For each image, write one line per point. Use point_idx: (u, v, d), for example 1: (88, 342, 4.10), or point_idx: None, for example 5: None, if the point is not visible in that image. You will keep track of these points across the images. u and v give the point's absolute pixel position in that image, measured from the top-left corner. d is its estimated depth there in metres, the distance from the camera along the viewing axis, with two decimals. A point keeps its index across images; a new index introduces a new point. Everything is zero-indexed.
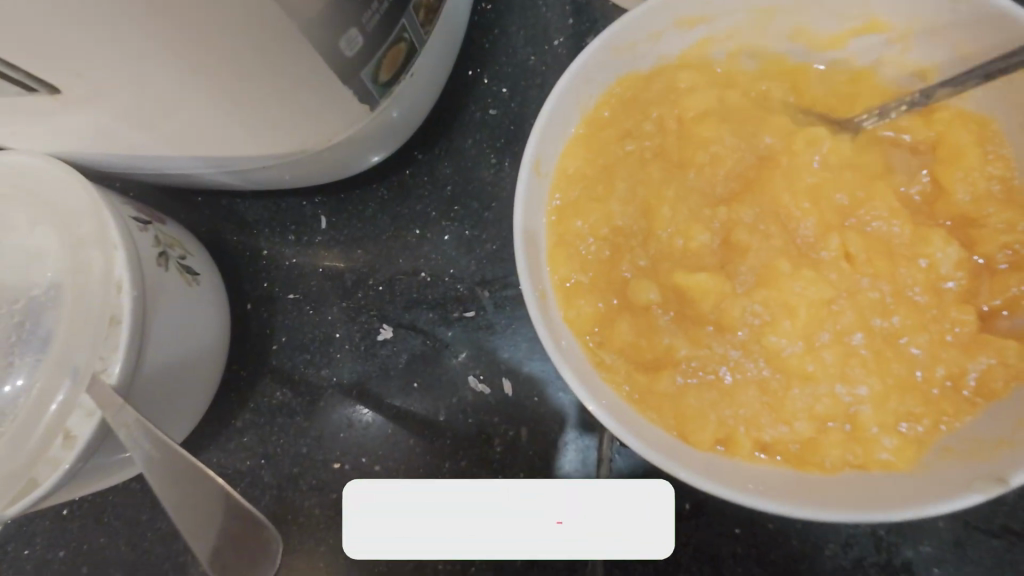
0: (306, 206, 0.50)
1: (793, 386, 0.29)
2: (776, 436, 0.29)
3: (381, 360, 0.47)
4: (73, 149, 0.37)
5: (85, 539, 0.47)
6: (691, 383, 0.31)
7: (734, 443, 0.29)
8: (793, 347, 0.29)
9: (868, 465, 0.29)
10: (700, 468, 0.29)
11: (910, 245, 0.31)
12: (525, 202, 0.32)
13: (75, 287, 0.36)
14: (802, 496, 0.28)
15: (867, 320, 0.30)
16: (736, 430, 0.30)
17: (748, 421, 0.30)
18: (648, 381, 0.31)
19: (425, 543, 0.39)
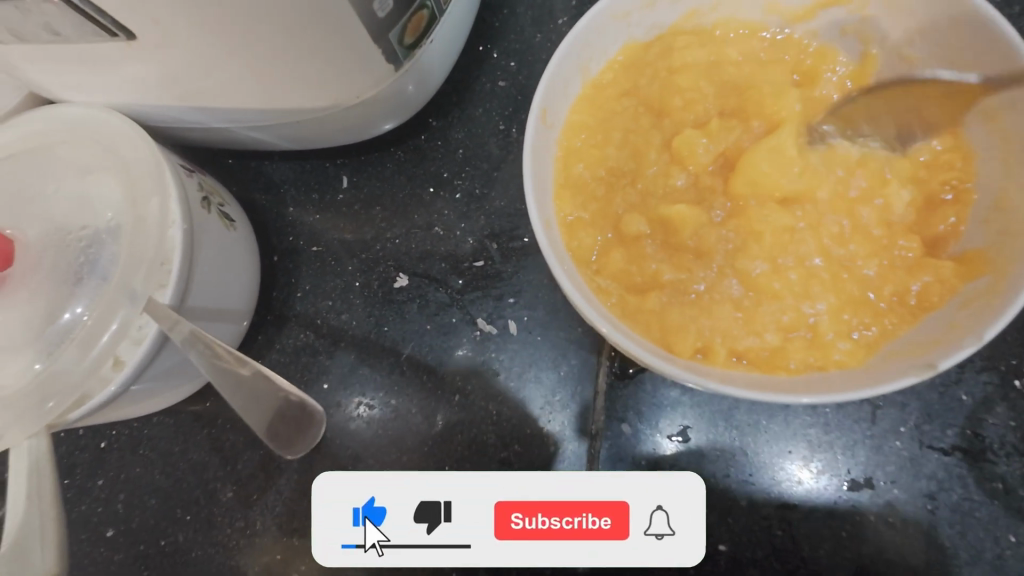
0: (329, 168, 0.55)
1: (763, 302, 0.34)
2: (748, 342, 0.34)
3: (397, 305, 0.51)
4: (134, 100, 0.42)
5: (122, 469, 0.51)
6: (674, 301, 0.35)
7: (712, 349, 0.34)
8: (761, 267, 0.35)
9: (826, 366, 0.34)
10: (685, 363, 0.33)
11: (861, 186, 0.36)
12: (535, 144, 0.37)
13: (134, 223, 0.40)
14: (770, 388, 0.32)
15: (826, 247, 0.35)
16: (714, 340, 0.34)
17: (723, 330, 0.34)
18: (638, 301, 0.36)
19: (409, 536, 0.41)
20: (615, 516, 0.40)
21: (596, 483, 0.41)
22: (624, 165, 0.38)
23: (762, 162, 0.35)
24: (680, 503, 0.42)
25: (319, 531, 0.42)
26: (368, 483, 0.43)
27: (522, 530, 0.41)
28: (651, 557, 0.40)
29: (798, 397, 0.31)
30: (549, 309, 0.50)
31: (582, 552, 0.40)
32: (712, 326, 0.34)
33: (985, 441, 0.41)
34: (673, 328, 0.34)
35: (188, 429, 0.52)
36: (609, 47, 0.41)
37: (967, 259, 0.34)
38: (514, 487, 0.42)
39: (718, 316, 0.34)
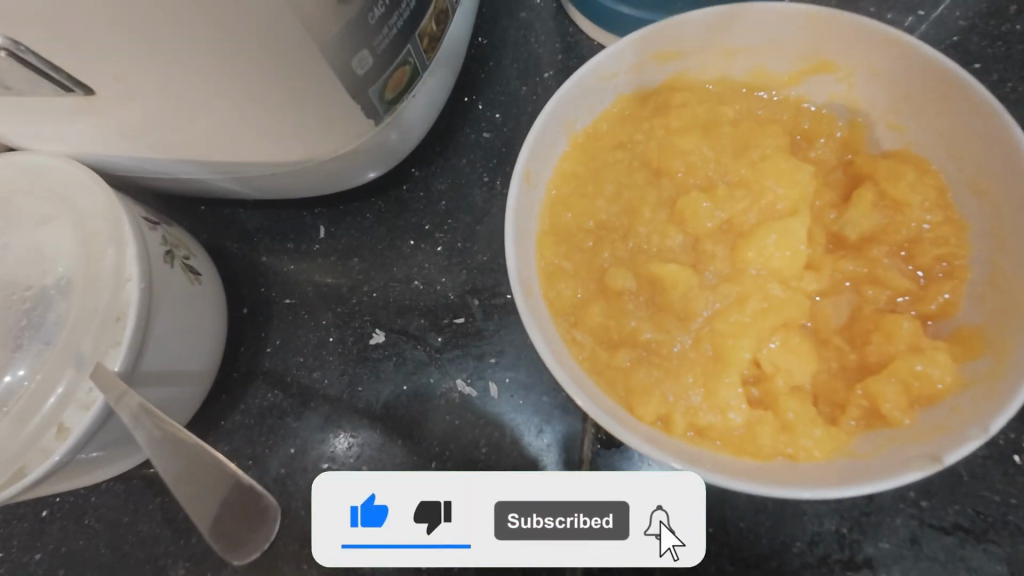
0: (307, 217, 0.53)
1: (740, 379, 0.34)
2: (741, 424, 0.33)
3: (373, 363, 0.49)
4: (96, 152, 0.40)
5: (63, 542, 0.47)
6: (648, 363, 0.35)
7: (707, 430, 0.33)
8: (744, 348, 0.33)
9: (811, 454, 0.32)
10: (676, 448, 0.32)
11: (841, 255, 0.36)
12: (518, 212, 0.36)
13: (85, 281, 0.37)
14: (757, 475, 0.31)
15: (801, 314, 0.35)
16: (689, 413, 0.33)
17: (713, 408, 0.33)
18: (607, 356, 0.35)
19: (406, 538, 0.38)
20: (618, 518, 0.37)
21: (596, 480, 0.38)
22: (613, 232, 0.37)
23: (768, 242, 0.35)
24: (680, 502, 0.38)
25: (315, 534, 0.39)
26: (366, 480, 0.39)
27: (518, 530, 0.38)
28: (649, 557, 0.38)
29: (789, 489, 0.30)
30: (533, 369, 0.47)
31: (582, 553, 0.38)
32: (703, 405, 0.33)
33: (988, 519, 0.39)
34: (637, 388, 0.34)
35: (139, 497, 0.48)
36: (596, 106, 0.40)
37: (962, 339, 0.33)
38: (514, 487, 0.38)
39: (722, 397, 0.33)
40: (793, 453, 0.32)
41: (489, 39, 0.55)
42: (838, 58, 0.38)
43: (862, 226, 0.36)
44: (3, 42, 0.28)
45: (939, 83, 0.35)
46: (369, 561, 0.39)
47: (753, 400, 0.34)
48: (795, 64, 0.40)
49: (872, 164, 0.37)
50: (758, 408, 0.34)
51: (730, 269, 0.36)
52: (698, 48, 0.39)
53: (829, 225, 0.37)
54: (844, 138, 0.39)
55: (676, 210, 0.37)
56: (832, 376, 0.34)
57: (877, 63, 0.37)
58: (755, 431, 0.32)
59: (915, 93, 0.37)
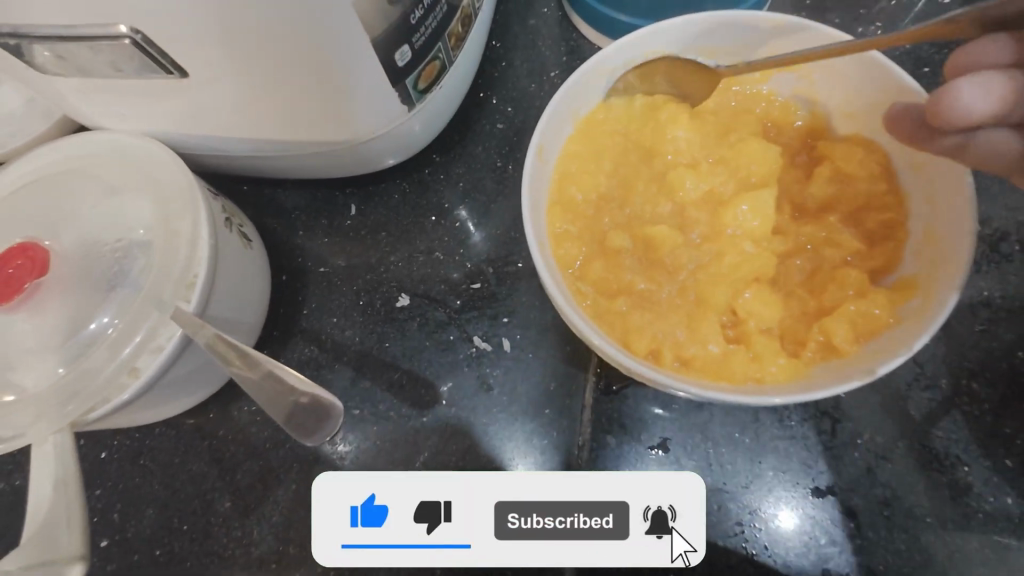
0: (339, 196, 0.60)
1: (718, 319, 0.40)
2: (719, 355, 0.39)
3: (399, 323, 0.55)
4: (170, 130, 0.46)
5: (120, 480, 0.53)
6: (639, 307, 0.41)
7: (691, 361, 0.39)
8: (720, 296, 0.40)
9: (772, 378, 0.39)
10: (664, 373, 0.38)
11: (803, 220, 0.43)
12: (532, 183, 0.42)
13: (165, 241, 0.44)
14: (732, 391, 0.37)
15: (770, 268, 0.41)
16: (675, 348, 0.40)
17: (695, 341, 0.40)
18: (608, 303, 0.41)
19: (408, 538, 0.43)
20: (617, 516, 0.43)
21: (597, 482, 0.44)
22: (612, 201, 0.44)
23: (742, 207, 0.42)
24: (680, 501, 0.44)
25: (316, 531, 0.44)
26: (368, 482, 0.44)
27: (520, 531, 0.43)
28: (648, 554, 0.43)
29: (757, 400, 0.36)
30: (540, 329, 0.54)
31: (583, 550, 0.43)
32: (687, 340, 0.40)
33: (933, 451, 0.46)
34: (634, 328, 0.40)
35: (189, 440, 0.53)
36: (598, 96, 0.47)
37: (901, 285, 0.40)
38: (512, 488, 0.44)
39: (704, 332, 0.39)
40: (761, 378, 0.38)
41: (502, 42, 0.63)
42: (801, 58, 0.46)
43: (820, 197, 0.43)
44: (128, 32, 0.35)
45: (882, 79, 0.43)
46: (368, 561, 0.44)
47: (729, 337, 0.41)
48: (765, 63, 0.47)
49: (829, 145, 0.44)
50: (733, 343, 0.40)
51: (710, 231, 0.42)
52: (684, 48, 0.46)
53: (793, 195, 0.44)
54: (807, 126, 0.47)
55: (666, 182, 0.43)
56: (795, 318, 0.41)
57: (832, 62, 0.45)
58: (730, 360, 0.39)
59: (864, 88, 0.44)
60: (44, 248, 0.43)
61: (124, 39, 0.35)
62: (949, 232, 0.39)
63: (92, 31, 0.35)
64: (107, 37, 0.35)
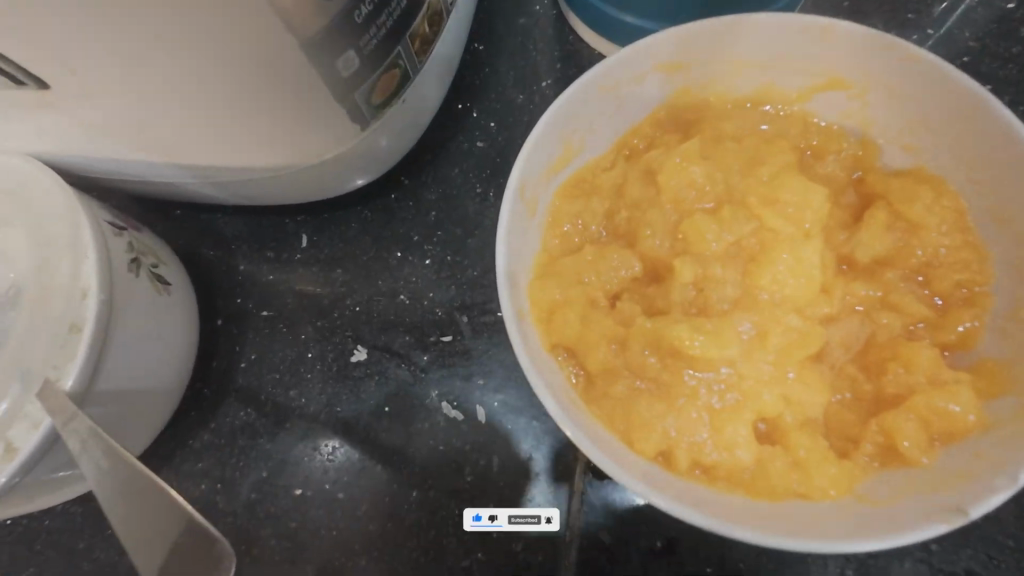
0: (289, 224, 0.50)
1: (746, 414, 0.31)
2: (750, 462, 0.31)
3: (353, 381, 0.46)
4: (58, 153, 0.37)
5: (11, 569, 0.44)
6: (642, 391, 0.33)
7: (714, 469, 0.31)
8: (749, 387, 0.32)
9: (811, 494, 0.30)
10: (679, 489, 0.30)
11: (855, 280, 0.34)
12: (507, 236, 0.34)
13: (40, 295, 0.35)
14: (768, 521, 0.29)
15: (812, 349, 0.32)
16: (687, 452, 0.31)
17: (719, 445, 0.31)
18: (605, 386, 0.33)
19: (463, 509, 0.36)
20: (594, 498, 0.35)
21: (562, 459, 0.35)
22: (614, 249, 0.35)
23: (780, 267, 0.33)
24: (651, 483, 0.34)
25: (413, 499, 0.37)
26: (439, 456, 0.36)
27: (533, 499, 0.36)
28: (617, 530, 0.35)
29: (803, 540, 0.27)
30: (523, 391, 0.45)
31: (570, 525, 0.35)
32: (709, 442, 0.31)
33: (1001, 565, 0.37)
34: (638, 423, 0.32)
35: (97, 522, 0.44)
36: (597, 119, 0.38)
37: (983, 372, 0.31)
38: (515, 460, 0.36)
39: (729, 434, 0.31)
40: (805, 492, 0.30)
41: (485, 44, 0.53)
42: (852, 75, 0.36)
43: (875, 250, 0.34)
44: None
45: (960, 102, 0.33)
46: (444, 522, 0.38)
47: (762, 434, 0.32)
48: (807, 80, 0.38)
49: (885, 183, 0.35)
50: (767, 443, 0.32)
51: (738, 293, 0.33)
52: (705, 60, 0.37)
53: (840, 248, 0.35)
54: (855, 156, 0.37)
55: (682, 231, 0.34)
56: (846, 408, 0.32)
57: (893, 81, 0.35)
58: (765, 470, 0.30)
59: (935, 112, 0.35)
60: None
61: None
62: None
63: None
64: None
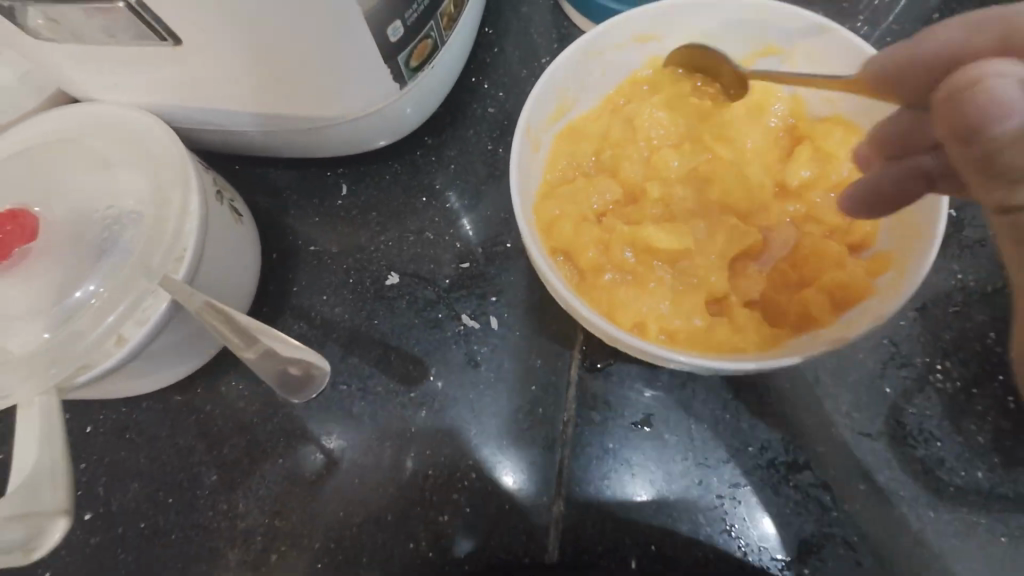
0: (331, 176, 0.60)
1: (701, 292, 0.41)
2: (703, 327, 0.40)
3: (388, 301, 0.55)
4: (164, 103, 0.47)
5: (106, 453, 0.53)
6: (622, 280, 0.43)
7: (677, 334, 0.40)
8: (702, 275, 0.42)
9: (749, 347, 0.40)
10: (650, 344, 0.39)
11: (785, 199, 0.45)
12: (519, 162, 0.44)
13: (154, 215, 0.44)
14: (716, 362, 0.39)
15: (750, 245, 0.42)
16: (656, 322, 0.41)
17: (681, 315, 0.41)
18: (595, 278, 0.43)
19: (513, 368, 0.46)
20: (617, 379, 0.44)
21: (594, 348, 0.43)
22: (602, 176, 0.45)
23: (726, 186, 0.43)
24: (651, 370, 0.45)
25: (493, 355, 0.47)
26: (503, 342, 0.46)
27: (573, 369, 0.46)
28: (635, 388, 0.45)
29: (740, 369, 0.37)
30: (528, 306, 0.54)
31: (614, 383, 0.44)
32: (673, 314, 0.41)
33: (906, 427, 0.47)
34: (620, 301, 0.41)
35: (177, 414, 0.53)
36: (587, 78, 0.48)
37: (877, 259, 0.42)
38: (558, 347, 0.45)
39: (688, 307, 0.41)
40: (745, 347, 0.40)
41: (495, 28, 0.63)
42: (783, 45, 0.47)
43: (800, 175, 0.44)
44: None
45: (860, 63, 0.44)
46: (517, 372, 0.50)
47: (713, 310, 0.42)
48: (749, 49, 0.48)
49: (809, 126, 0.46)
50: (716, 316, 0.41)
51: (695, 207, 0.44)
52: (672, 33, 0.48)
53: (774, 176, 0.45)
54: (789, 109, 0.48)
55: (654, 162, 0.45)
56: (777, 291, 0.42)
57: (813, 47, 0.46)
58: (715, 332, 0.40)
59: (845, 71, 0.45)
60: (34, 215, 0.44)
61: (118, 2, 0.36)
62: (920, 210, 0.41)
63: None
64: (103, 2, 0.36)
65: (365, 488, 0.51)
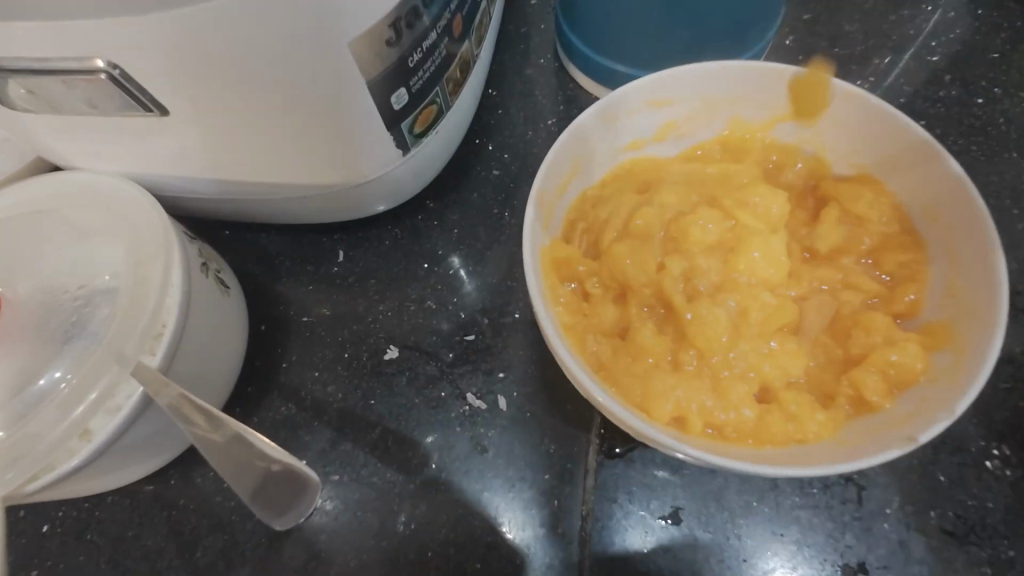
0: (326, 241, 0.57)
1: (734, 380, 0.37)
2: (754, 419, 0.37)
3: (385, 378, 0.51)
4: (148, 172, 0.44)
5: (62, 557, 0.46)
6: (653, 366, 0.38)
7: (724, 428, 0.37)
8: (744, 357, 0.38)
9: (806, 438, 0.36)
10: (700, 444, 0.36)
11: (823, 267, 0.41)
12: (532, 241, 0.41)
13: (131, 292, 0.40)
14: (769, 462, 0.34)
15: (782, 326, 0.39)
16: (691, 411, 0.37)
17: (725, 407, 0.37)
18: (627, 361, 0.39)
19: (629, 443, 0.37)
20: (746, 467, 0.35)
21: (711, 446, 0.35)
22: (626, 244, 0.41)
23: (754, 257, 0.40)
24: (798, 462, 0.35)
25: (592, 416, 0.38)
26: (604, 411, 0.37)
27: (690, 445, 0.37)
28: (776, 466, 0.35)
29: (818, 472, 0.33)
30: (539, 383, 0.50)
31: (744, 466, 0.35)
32: (716, 406, 0.37)
33: (967, 522, 0.42)
34: (653, 390, 0.37)
35: (145, 511, 0.48)
36: (599, 145, 0.46)
37: (931, 331, 0.38)
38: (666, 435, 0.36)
39: (734, 397, 0.37)
40: (801, 438, 0.36)
41: (499, 91, 0.62)
42: (805, 108, 0.45)
43: (830, 240, 0.41)
44: (105, 66, 0.33)
45: (886, 124, 0.42)
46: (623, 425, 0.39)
47: (758, 397, 0.38)
48: (769, 112, 0.46)
49: (835, 187, 0.43)
50: (764, 403, 0.38)
51: (720, 279, 0.40)
52: (685, 98, 0.46)
53: (803, 240, 0.42)
54: (807, 170, 0.46)
55: (676, 231, 0.42)
56: (821, 369, 0.39)
57: (836, 111, 0.44)
58: (766, 423, 0.36)
59: (873, 135, 0.43)
60: None
61: (100, 73, 0.34)
62: (970, 281, 0.37)
63: (67, 65, 0.33)
64: (83, 72, 0.33)
65: None
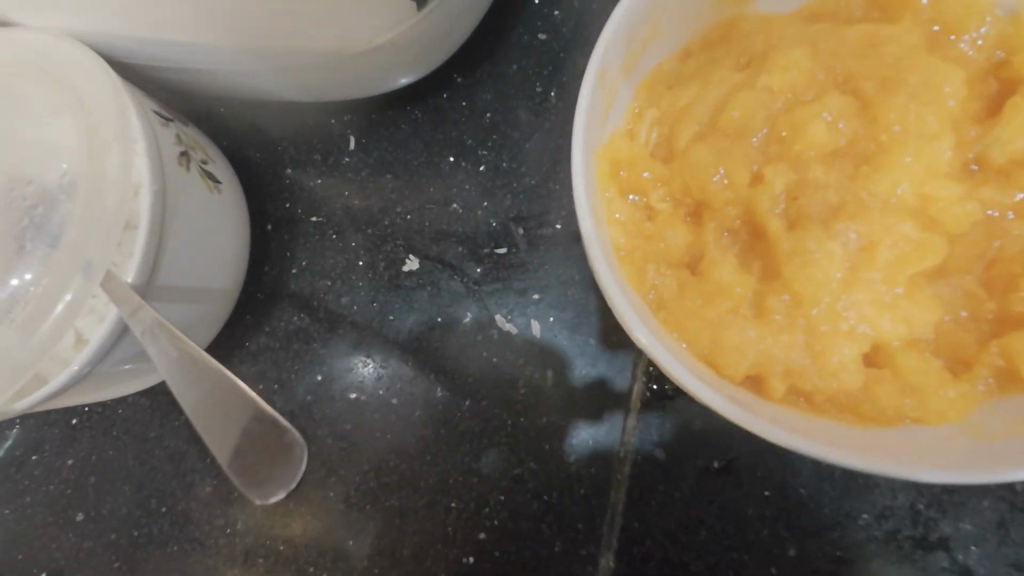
0: (335, 125, 0.47)
1: (840, 336, 0.29)
2: (858, 388, 0.29)
3: (404, 292, 0.45)
4: (97, 31, 0.35)
5: (93, 450, 0.47)
6: (733, 313, 0.30)
7: (815, 396, 0.29)
8: (859, 309, 0.29)
9: (924, 418, 0.28)
10: (772, 411, 0.29)
11: (992, 189, 0.30)
12: (586, 133, 0.30)
13: (90, 189, 0.33)
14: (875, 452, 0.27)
15: (918, 272, 0.29)
16: (774, 371, 0.29)
17: (823, 371, 0.29)
18: (698, 303, 0.30)
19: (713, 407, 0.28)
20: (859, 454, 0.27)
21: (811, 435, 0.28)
22: (718, 148, 0.31)
23: (896, 173, 0.29)
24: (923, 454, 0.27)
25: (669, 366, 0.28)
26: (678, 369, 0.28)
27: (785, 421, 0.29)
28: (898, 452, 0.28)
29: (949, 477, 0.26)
30: (581, 309, 0.43)
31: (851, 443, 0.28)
32: (810, 368, 0.29)
33: None
34: (729, 346, 0.29)
35: (167, 412, 0.46)
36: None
37: None
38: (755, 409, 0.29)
39: (835, 358, 0.28)
40: (918, 417, 0.29)
41: None
42: None
43: (1011, 150, 0.29)
44: None
45: None
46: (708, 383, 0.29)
47: (864, 358, 0.30)
48: None
49: None
50: (871, 366, 0.29)
51: (839, 200, 0.30)
52: None
53: (969, 146, 0.31)
54: (995, 38, 0.33)
55: (790, 129, 0.30)
56: (960, 328, 0.30)
57: None
58: (875, 396, 0.29)
59: None
60: None
61: None
62: None
63: None
64: None
65: (378, 514, 0.43)
